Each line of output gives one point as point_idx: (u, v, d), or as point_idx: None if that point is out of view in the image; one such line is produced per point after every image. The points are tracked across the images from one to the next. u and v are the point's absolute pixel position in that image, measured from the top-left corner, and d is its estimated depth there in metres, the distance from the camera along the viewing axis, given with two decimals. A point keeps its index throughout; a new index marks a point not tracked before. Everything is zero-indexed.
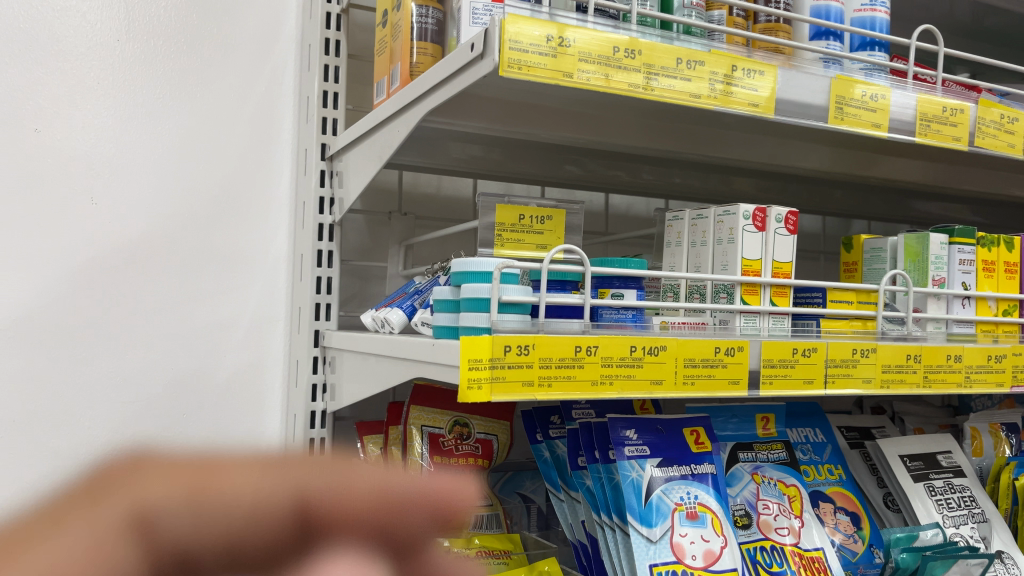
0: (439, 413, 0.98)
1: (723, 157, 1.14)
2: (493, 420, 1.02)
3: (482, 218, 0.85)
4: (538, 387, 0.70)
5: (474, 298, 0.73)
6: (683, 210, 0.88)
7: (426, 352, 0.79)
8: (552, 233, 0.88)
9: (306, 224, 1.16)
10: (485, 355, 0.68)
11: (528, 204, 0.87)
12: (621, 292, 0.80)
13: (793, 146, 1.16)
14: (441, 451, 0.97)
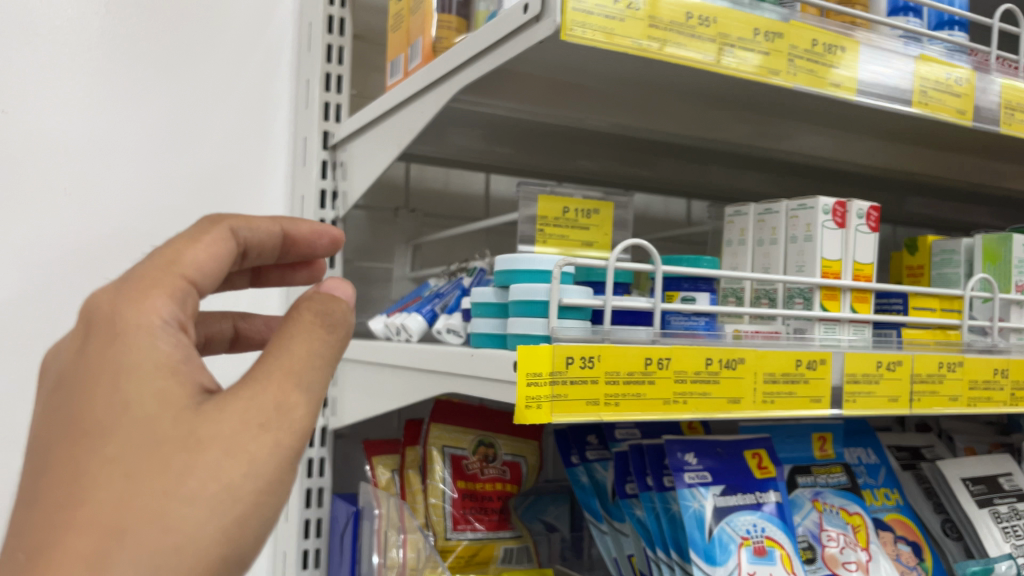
0: (461, 433, 0.88)
1: (765, 152, 1.05)
2: (520, 439, 0.91)
3: (521, 211, 0.75)
4: (604, 407, 0.60)
5: (527, 301, 0.62)
6: (747, 205, 0.78)
7: (464, 364, 0.68)
8: (598, 229, 0.77)
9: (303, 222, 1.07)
10: (545, 368, 0.57)
11: (573, 195, 0.76)
12: (692, 297, 0.68)
13: (840, 140, 1.06)
14: (466, 475, 0.86)
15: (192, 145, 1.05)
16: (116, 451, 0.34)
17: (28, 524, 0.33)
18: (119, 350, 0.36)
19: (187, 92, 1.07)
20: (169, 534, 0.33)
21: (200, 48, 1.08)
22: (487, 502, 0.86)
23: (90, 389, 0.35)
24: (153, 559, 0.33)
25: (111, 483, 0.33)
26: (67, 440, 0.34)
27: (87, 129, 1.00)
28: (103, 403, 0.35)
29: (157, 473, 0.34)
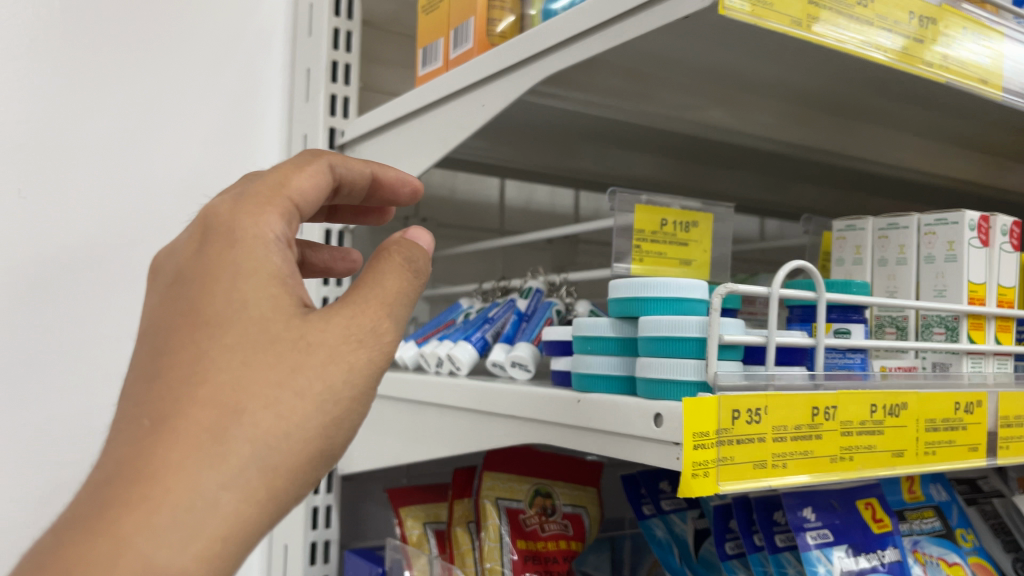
0: (516, 482, 0.75)
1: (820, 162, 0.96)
2: (578, 487, 0.79)
3: (617, 219, 0.62)
4: (772, 470, 0.48)
5: (669, 338, 0.50)
6: (867, 219, 0.67)
7: (566, 413, 0.56)
8: (697, 244, 0.66)
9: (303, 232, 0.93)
10: (712, 425, 0.45)
11: (670, 205, 0.65)
12: (843, 328, 0.59)
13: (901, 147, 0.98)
14: (524, 532, 0.73)
15: (166, 139, 0.94)
16: (237, 333, 0.35)
17: (151, 395, 0.33)
18: (237, 244, 0.37)
19: (164, 85, 0.94)
20: (282, 421, 0.34)
21: (179, 32, 0.96)
22: (551, 564, 0.73)
23: (211, 273, 0.36)
24: (267, 440, 0.34)
25: (233, 362, 0.34)
26: (187, 318, 0.35)
27: (45, 126, 0.87)
28: (225, 291, 0.36)
29: (269, 361, 0.35)
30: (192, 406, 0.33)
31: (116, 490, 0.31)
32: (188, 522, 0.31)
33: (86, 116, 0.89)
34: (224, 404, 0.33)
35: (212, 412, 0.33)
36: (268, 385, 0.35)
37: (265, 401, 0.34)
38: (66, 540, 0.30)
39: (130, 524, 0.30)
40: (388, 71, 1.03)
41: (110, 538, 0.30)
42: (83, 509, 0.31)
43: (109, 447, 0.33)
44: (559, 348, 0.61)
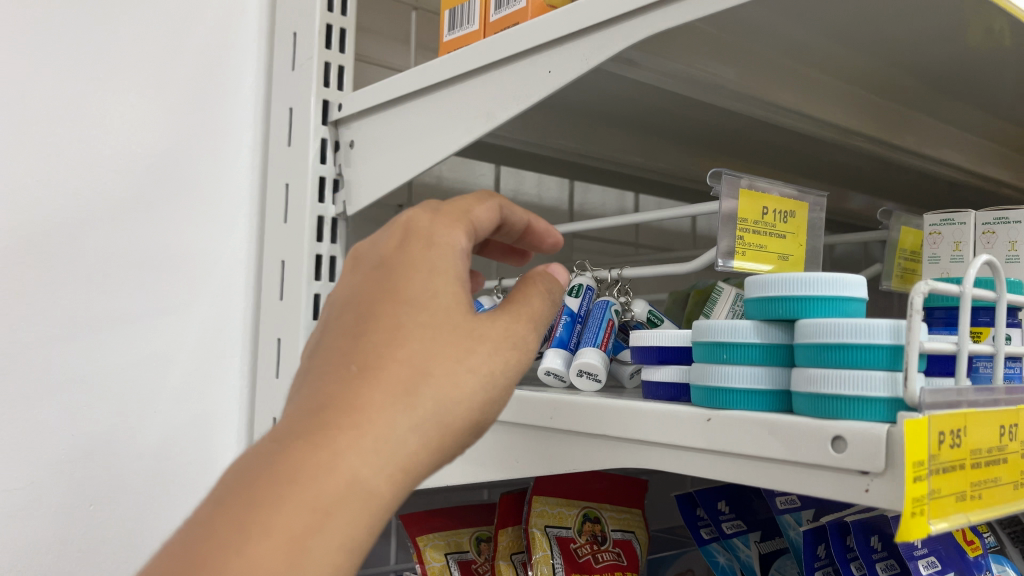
0: (564, 506, 0.66)
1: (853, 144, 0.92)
2: (624, 509, 0.70)
3: (723, 203, 0.54)
4: (970, 501, 0.41)
5: (844, 346, 0.42)
6: (969, 213, 0.61)
7: (688, 433, 0.47)
8: (793, 237, 0.58)
9: (291, 219, 0.81)
10: (926, 452, 0.38)
11: (772, 192, 0.57)
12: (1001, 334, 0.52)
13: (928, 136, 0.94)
14: (578, 564, 0.64)
15: (129, 105, 0.79)
16: (432, 291, 0.35)
17: (360, 342, 0.33)
18: (442, 224, 0.38)
19: (126, 39, 0.79)
20: (456, 391, 0.34)
21: None
22: None
23: (414, 239, 0.37)
24: (445, 405, 0.34)
25: (429, 316, 0.35)
26: (385, 272, 0.36)
27: None
28: (425, 255, 0.36)
29: (456, 323, 0.35)
30: (392, 350, 0.33)
31: (321, 414, 0.31)
32: (380, 462, 0.31)
33: (31, 69, 0.73)
34: (422, 351, 0.33)
35: (410, 358, 0.33)
36: (454, 338, 0.35)
37: (451, 354, 0.34)
38: (274, 457, 0.30)
39: (336, 450, 0.30)
40: (378, 41, 0.92)
41: (318, 462, 0.30)
42: (288, 427, 0.31)
43: (307, 375, 0.33)
44: (669, 356, 0.53)
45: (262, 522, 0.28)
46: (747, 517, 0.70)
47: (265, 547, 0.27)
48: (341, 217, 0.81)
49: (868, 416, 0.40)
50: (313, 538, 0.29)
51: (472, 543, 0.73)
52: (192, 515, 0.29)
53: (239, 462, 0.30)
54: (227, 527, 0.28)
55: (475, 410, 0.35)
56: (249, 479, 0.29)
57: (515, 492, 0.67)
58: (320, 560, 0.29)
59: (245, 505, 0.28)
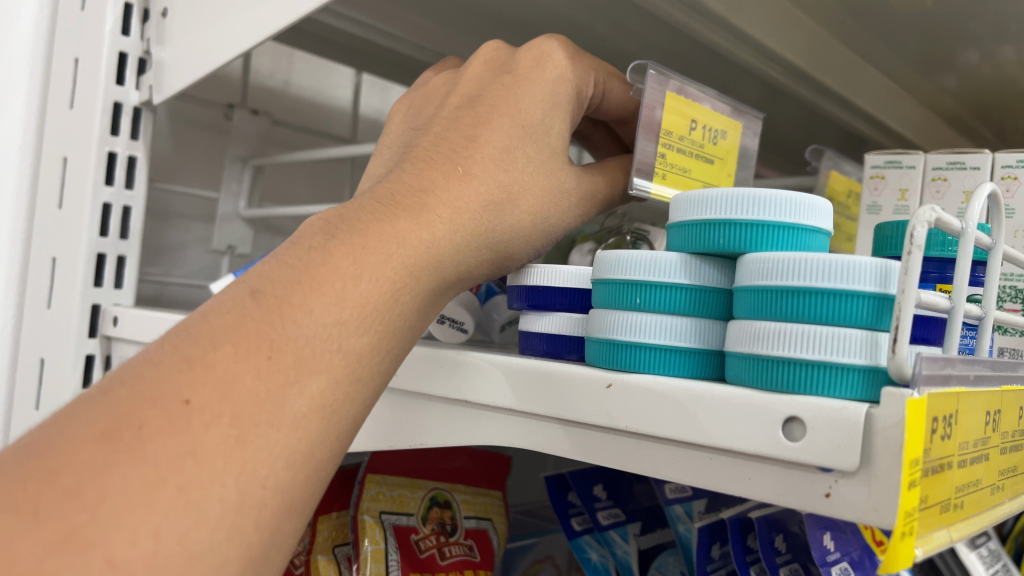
0: (405, 488, 0.53)
1: (771, 79, 0.81)
2: (483, 491, 0.57)
3: (648, 111, 0.42)
4: (953, 511, 0.30)
5: (810, 295, 0.30)
6: (921, 155, 0.51)
7: (577, 409, 0.34)
8: (722, 164, 0.47)
9: (79, 105, 0.62)
10: (920, 446, 0.26)
11: (704, 102, 0.45)
12: None
13: (858, 87, 0.84)
14: (418, 561, 0.51)
15: None
16: (543, 117, 0.41)
17: (478, 145, 0.39)
18: (571, 65, 0.44)
19: None
20: (531, 219, 0.41)
21: None
22: None
23: (546, 60, 0.43)
24: (525, 227, 0.40)
25: (535, 139, 0.41)
26: (510, 79, 0.42)
27: None
28: (550, 79, 0.42)
29: (552, 158, 0.42)
30: (497, 159, 0.39)
31: (435, 190, 0.37)
32: (462, 251, 0.37)
33: None
34: (522, 169, 0.40)
35: (514, 169, 0.39)
36: (547, 164, 0.41)
37: (542, 179, 0.41)
38: (381, 216, 0.35)
39: (438, 228, 0.36)
40: None
41: (421, 239, 0.35)
42: (394, 193, 0.36)
43: (420, 154, 0.38)
44: (558, 301, 0.40)
45: (370, 266, 0.33)
46: (625, 505, 0.58)
47: (369, 284, 0.32)
48: (145, 107, 0.63)
49: (836, 393, 0.29)
50: (402, 297, 0.34)
51: None
52: (301, 243, 0.34)
53: (342, 211, 0.36)
54: (339, 264, 0.33)
55: (541, 236, 0.42)
56: (358, 225, 0.34)
57: (346, 469, 0.54)
58: (401, 315, 0.34)
59: (357, 245, 0.33)
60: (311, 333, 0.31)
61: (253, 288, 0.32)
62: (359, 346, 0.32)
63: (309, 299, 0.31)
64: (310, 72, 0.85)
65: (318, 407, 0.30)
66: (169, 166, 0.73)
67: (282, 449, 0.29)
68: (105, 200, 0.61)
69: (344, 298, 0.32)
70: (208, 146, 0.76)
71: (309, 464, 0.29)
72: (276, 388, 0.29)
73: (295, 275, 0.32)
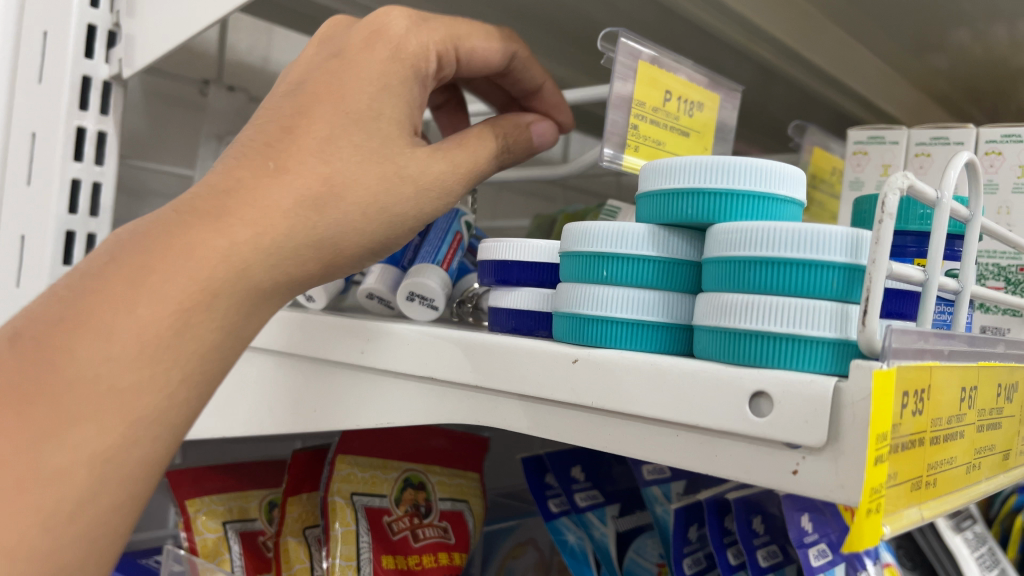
0: (378, 468, 0.52)
1: (757, 57, 0.80)
2: (459, 473, 0.56)
3: (619, 82, 0.41)
4: (926, 489, 0.29)
5: (779, 266, 0.29)
6: (904, 130, 0.50)
7: (542, 386, 0.33)
8: (698, 138, 0.46)
9: (46, 79, 0.61)
10: (887, 420, 0.26)
11: (678, 73, 0.44)
12: None
13: (846, 67, 0.83)
14: (390, 544, 0.50)
15: None
16: (370, 101, 0.38)
17: (283, 143, 0.36)
18: (407, 37, 0.40)
19: None
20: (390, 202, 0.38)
21: None
22: None
23: (377, 37, 0.39)
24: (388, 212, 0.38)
25: (369, 121, 0.37)
26: (335, 61, 0.39)
27: None
28: (381, 59, 0.39)
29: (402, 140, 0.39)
30: (334, 144, 0.36)
31: (270, 177, 0.35)
32: (273, 260, 0.35)
33: None
34: (347, 158, 0.36)
35: (373, 154, 0.37)
36: (375, 146, 0.37)
37: (393, 160, 0.38)
38: (216, 206, 0.34)
39: (277, 219, 0.34)
40: None
41: (261, 229, 0.34)
42: (194, 203, 0.35)
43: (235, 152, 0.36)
44: (528, 276, 0.39)
45: (143, 294, 0.32)
46: (603, 487, 0.58)
47: (140, 315, 0.31)
48: (115, 82, 0.62)
49: (804, 366, 0.28)
50: (193, 317, 0.32)
51: (261, 509, 0.58)
52: (133, 240, 0.34)
53: (188, 198, 0.35)
54: (168, 262, 0.32)
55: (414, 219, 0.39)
56: (191, 218, 0.34)
57: (319, 450, 0.53)
58: (245, 297, 0.34)
59: (131, 273, 0.32)
60: (70, 380, 0.30)
61: (14, 334, 0.31)
62: (132, 384, 0.31)
63: (73, 342, 0.31)
64: (289, 49, 0.83)
65: (86, 457, 0.30)
66: (143, 143, 0.72)
67: (36, 508, 0.29)
68: (73, 176, 0.60)
69: (111, 334, 0.31)
70: (184, 124, 0.75)
71: (84, 514, 0.30)
72: (24, 450, 0.29)
73: (57, 317, 0.31)
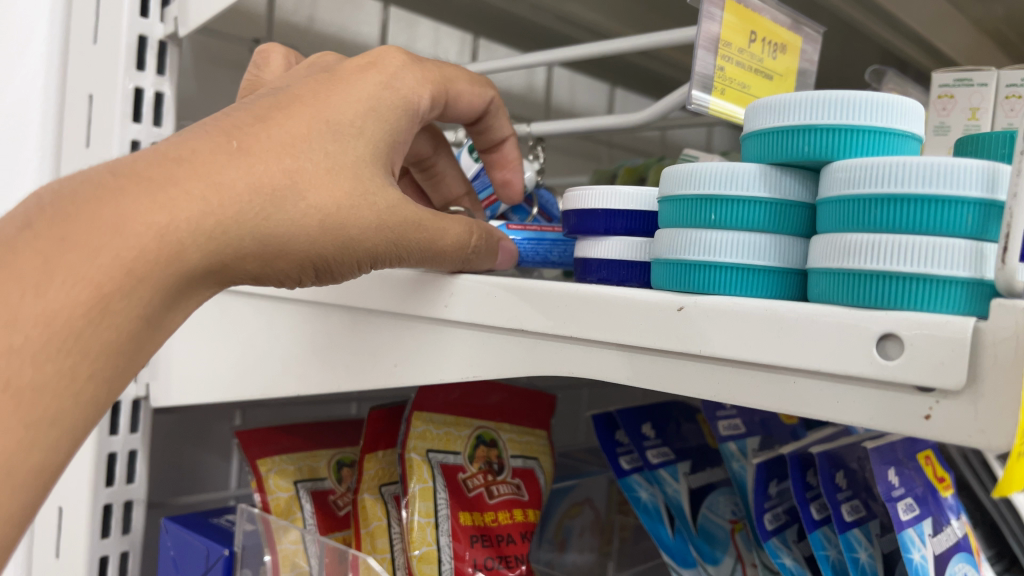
0: (453, 425, 0.51)
1: (820, 3, 0.76)
2: (528, 431, 0.55)
3: (708, 22, 0.39)
4: None
5: (906, 204, 0.27)
6: (993, 72, 0.48)
7: (645, 334, 0.32)
8: (781, 81, 0.44)
9: (102, 41, 0.61)
10: None
11: (763, 13, 0.42)
12: None
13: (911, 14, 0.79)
14: (466, 500, 0.50)
15: None
16: (356, 119, 0.39)
17: (160, 160, 0.35)
18: (400, 74, 0.42)
19: None
20: (287, 222, 0.36)
21: None
22: (508, 546, 0.50)
23: (369, 66, 0.41)
24: (286, 226, 0.36)
25: (334, 138, 0.38)
26: (327, 77, 0.40)
27: None
28: (368, 83, 0.40)
29: (321, 171, 0.37)
30: (251, 150, 0.36)
31: (146, 184, 0.34)
32: (123, 258, 0.33)
33: None
34: (267, 171, 0.35)
35: (288, 163, 0.36)
36: (288, 179, 0.36)
37: (302, 191, 0.36)
38: (82, 210, 0.33)
39: (140, 239, 0.33)
40: None
41: (123, 249, 0.33)
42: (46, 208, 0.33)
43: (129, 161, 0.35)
44: (617, 225, 0.37)
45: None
46: (673, 444, 0.57)
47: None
48: (171, 41, 0.61)
49: (936, 307, 0.27)
50: (43, 333, 0.32)
51: (330, 469, 0.57)
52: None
53: (57, 189, 0.34)
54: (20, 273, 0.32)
55: (323, 231, 0.37)
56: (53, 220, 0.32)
57: (390, 408, 0.53)
58: (115, 327, 0.33)
59: None
60: None
61: None
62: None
63: None
64: (336, 7, 0.81)
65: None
66: (195, 105, 0.72)
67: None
68: (133, 137, 0.60)
69: None
70: (233, 85, 0.75)
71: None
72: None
73: None
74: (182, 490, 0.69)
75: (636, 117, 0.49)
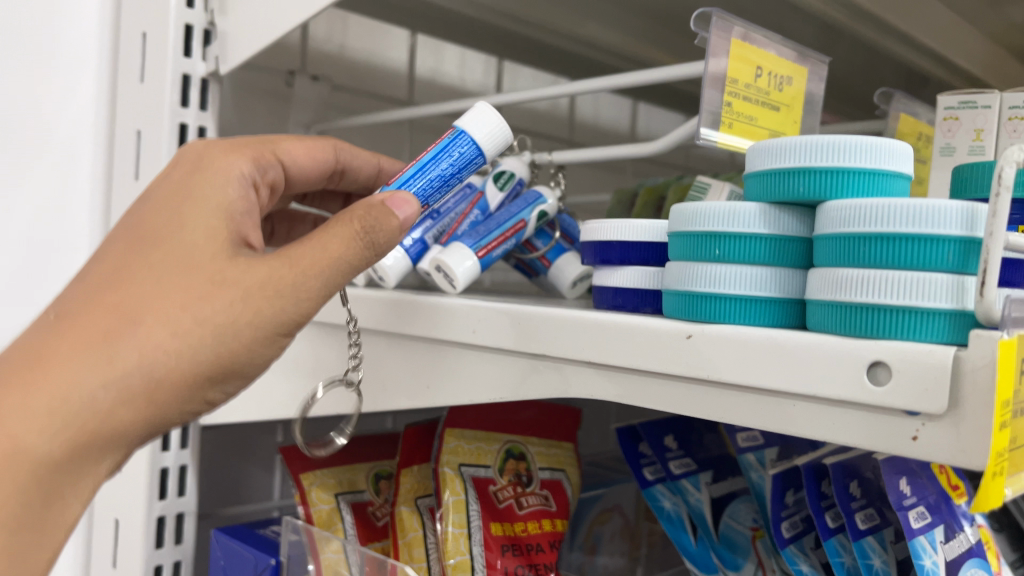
0: (482, 441, 0.54)
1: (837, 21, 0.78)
2: (555, 443, 0.58)
3: (714, 61, 0.41)
4: None
5: (893, 241, 0.30)
6: (997, 94, 0.50)
7: (657, 360, 0.35)
8: (788, 112, 0.46)
9: (148, 79, 0.65)
10: (1012, 389, 0.27)
11: (769, 48, 0.45)
12: None
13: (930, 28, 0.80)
14: (497, 511, 0.53)
15: None
16: (179, 228, 0.38)
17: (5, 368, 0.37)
18: (214, 164, 0.42)
19: None
20: (152, 335, 0.36)
21: None
22: (537, 555, 0.52)
23: (184, 173, 0.41)
24: (151, 342, 0.36)
25: (162, 253, 0.37)
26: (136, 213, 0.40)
27: None
28: (185, 185, 0.40)
29: (158, 286, 0.37)
30: (66, 320, 0.36)
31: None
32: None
33: None
34: (96, 324, 0.36)
35: (113, 300, 0.36)
36: (122, 313, 0.36)
37: (139, 314, 0.36)
38: None
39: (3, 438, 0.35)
40: None
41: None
42: None
43: None
44: (633, 255, 0.40)
45: None
46: (696, 455, 0.59)
47: None
48: (212, 78, 0.65)
49: (922, 336, 0.29)
50: None
51: (368, 481, 0.60)
52: None
53: None
54: None
55: (180, 330, 0.36)
56: None
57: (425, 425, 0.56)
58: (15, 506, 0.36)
59: None
60: None
61: None
62: None
63: None
64: (366, 35, 0.85)
65: None
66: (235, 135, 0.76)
67: None
68: None
69: None
70: (270, 114, 0.78)
71: None
72: None
73: None
74: (227, 502, 0.72)
75: (649, 144, 0.51)
